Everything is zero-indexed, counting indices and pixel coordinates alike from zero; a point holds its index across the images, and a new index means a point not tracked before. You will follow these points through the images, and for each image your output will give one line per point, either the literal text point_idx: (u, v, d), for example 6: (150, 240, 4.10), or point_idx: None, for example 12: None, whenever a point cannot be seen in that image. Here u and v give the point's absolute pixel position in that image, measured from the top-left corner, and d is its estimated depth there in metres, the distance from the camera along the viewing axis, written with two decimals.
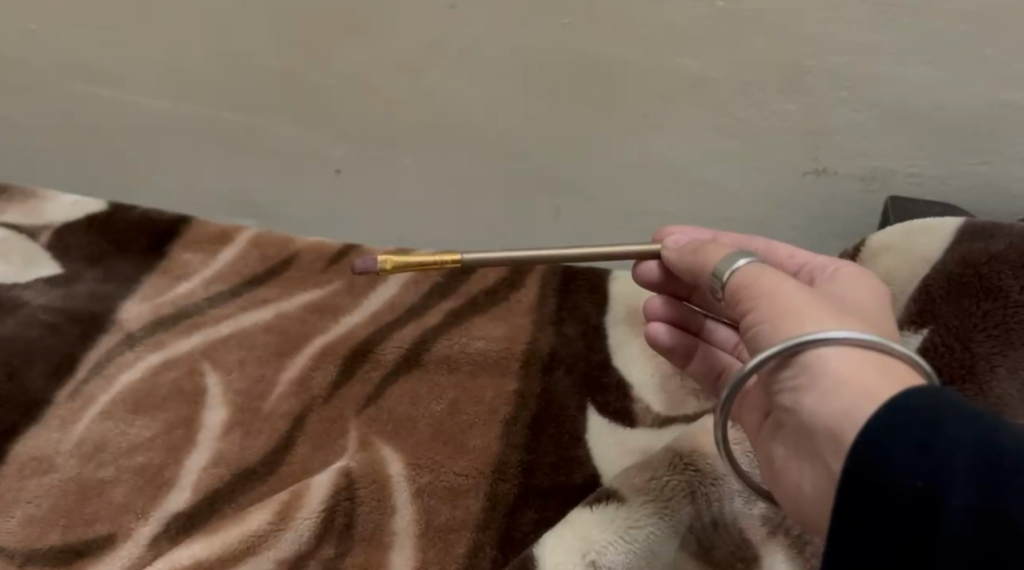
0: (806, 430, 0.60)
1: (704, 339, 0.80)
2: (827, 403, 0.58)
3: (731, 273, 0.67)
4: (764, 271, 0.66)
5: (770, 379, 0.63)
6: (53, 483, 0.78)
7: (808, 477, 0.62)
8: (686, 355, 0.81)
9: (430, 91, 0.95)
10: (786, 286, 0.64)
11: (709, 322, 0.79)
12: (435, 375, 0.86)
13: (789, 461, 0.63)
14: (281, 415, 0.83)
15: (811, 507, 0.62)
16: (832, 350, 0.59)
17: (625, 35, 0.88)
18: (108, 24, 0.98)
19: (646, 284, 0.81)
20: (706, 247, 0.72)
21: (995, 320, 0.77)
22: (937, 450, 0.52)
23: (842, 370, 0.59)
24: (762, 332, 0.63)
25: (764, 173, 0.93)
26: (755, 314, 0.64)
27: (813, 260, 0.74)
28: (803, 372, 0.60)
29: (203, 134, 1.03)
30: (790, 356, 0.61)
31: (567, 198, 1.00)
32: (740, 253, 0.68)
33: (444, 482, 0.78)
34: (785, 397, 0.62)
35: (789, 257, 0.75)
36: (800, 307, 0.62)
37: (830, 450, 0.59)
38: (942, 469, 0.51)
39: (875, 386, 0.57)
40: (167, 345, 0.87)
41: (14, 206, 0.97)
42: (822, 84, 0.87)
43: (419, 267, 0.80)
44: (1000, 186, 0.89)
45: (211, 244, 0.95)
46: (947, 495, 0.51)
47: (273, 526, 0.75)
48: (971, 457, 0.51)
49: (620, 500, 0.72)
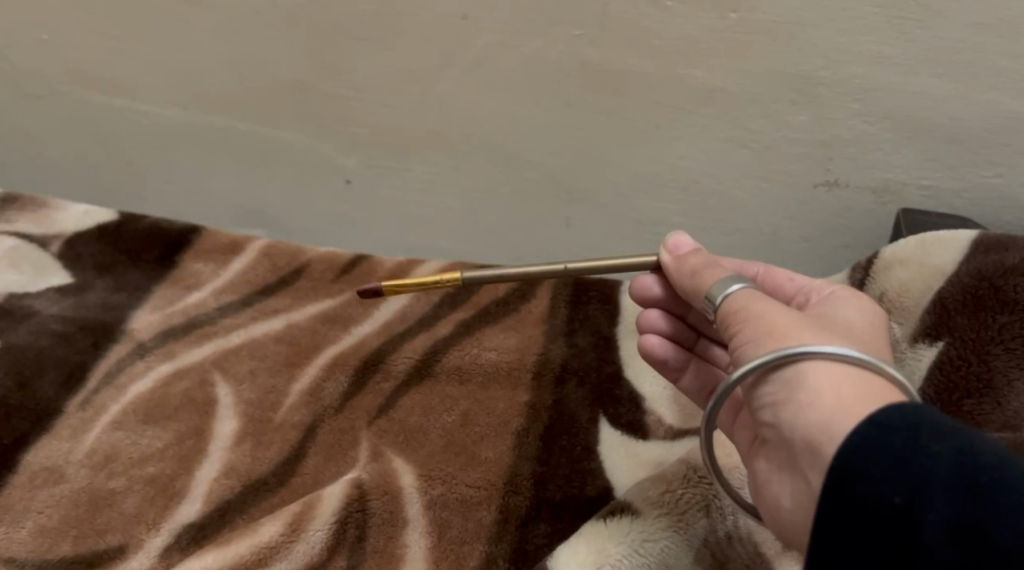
0: (786, 444, 0.61)
1: (699, 356, 0.80)
2: (803, 418, 0.59)
3: (725, 296, 0.67)
4: (753, 294, 0.66)
5: (751, 395, 0.64)
6: (62, 494, 0.78)
7: (789, 492, 0.62)
8: (679, 369, 0.80)
9: (442, 101, 0.95)
10: (772, 308, 0.64)
11: (703, 340, 0.80)
12: (446, 385, 0.85)
13: (771, 476, 0.64)
14: (292, 425, 0.82)
15: (790, 522, 0.62)
16: (810, 365, 0.60)
17: (637, 46, 0.87)
18: (120, 34, 0.98)
19: (642, 302, 0.82)
20: (702, 269, 0.72)
21: (1013, 333, 0.76)
22: (915, 465, 0.53)
23: (821, 383, 0.59)
24: (745, 354, 0.63)
25: (775, 185, 0.93)
26: (741, 335, 0.64)
27: (811, 283, 0.73)
28: (781, 388, 0.61)
29: (215, 143, 1.03)
30: (769, 372, 0.62)
31: (578, 209, 1.00)
32: (733, 278, 0.68)
33: (456, 493, 0.78)
34: (764, 411, 0.63)
35: (788, 280, 0.75)
36: (784, 327, 0.63)
37: (809, 464, 0.59)
38: (922, 484, 0.52)
39: (850, 400, 0.58)
40: (177, 355, 0.87)
41: (26, 216, 0.97)
42: (834, 97, 0.87)
43: (420, 287, 0.81)
44: (1013, 198, 0.89)
45: (223, 253, 0.95)
46: (925, 510, 0.52)
47: (285, 537, 0.74)
48: (949, 472, 0.52)
49: (635, 513, 0.72)
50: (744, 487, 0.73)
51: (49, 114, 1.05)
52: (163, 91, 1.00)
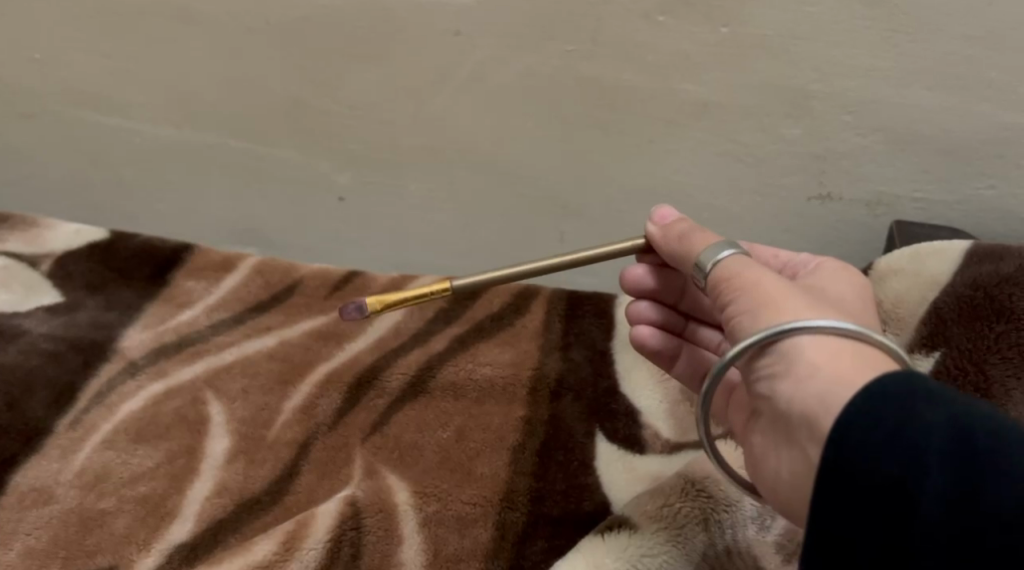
0: (783, 418, 0.61)
1: (688, 340, 0.81)
2: (801, 389, 0.59)
3: (716, 264, 0.68)
4: (745, 262, 0.67)
5: (746, 369, 0.64)
6: (51, 515, 0.77)
7: (786, 465, 0.62)
8: (671, 357, 0.81)
9: (435, 117, 0.94)
10: (766, 277, 0.65)
11: (691, 323, 0.81)
12: (441, 401, 0.84)
13: (767, 452, 0.64)
14: (284, 443, 0.82)
15: (788, 494, 0.62)
16: (807, 340, 0.60)
17: (631, 61, 0.87)
18: (112, 53, 0.97)
19: (631, 289, 0.82)
20: (694, 238, 0.72)
21: (1009, 342, 0.76)
22: (912, 433, 0.53)
23: (818, 356, 0.59)
24: (742, 325, 0.64)
25: (768, 198, 0.93)
26: (736, 305, 0.65)
27: (796, 258, 0.75)
28: (779, 361, 0.61)
29: (206, 160, 1.03)
30: (766, 345, 0.61)
31: (571, 224, 0.99)
32: (726, 244, 0.69)
33: (452, 510, 0.77)
34: (761, 385, 0.62)
35: (773, 257, 0.76)
36: (778, 298, 0.63)
37: (808, 436, 0.59)
38: (918, 452, 0.53)
39: (848, 371, 0.58)
40: (169, 374, 0.86)
41: (16, 235, 0.96)
42: (828, 110, 0.86)
43: (414, 302, 0.79)
44: (1005, 210, 0.89)
45: (214, 270, 0.94)
46: (922, 478, 0.52)
47: (279, 556, 0.73)
48: (946, 440, 0.53)
49: (633, 527, 0.71)
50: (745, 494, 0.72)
51: (38, 132, 1.04)
52: (155, 108, 1.00)
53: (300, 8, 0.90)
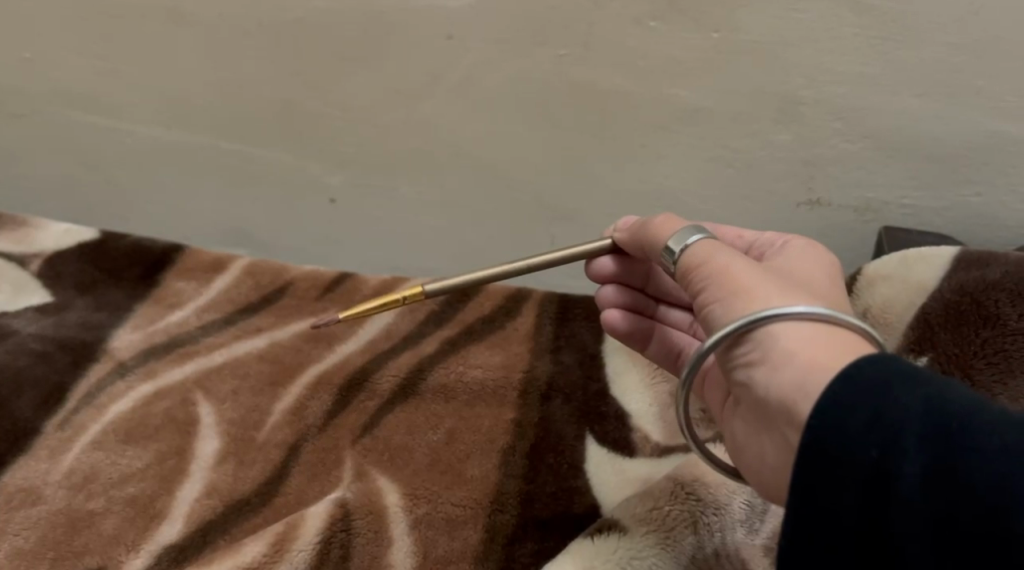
0: (763, 406, 0.61)
1: (659, 322, 0.81)
2: (778, 376, 0.59)
3: (685, 249, 0.69)
4: (712, 246, 0.68)
5: (723, 357, 0.64)
6: (40, 516, 0.76)
7: (768, 450, 0.62)
8: (643, 338, 0.81)
9: (427, 119, 0.95)
10: (735, 262, 0.65)
11: (662, 306, 0.81)
12: (431, 404, 0.85)
13: (749, 438, 0.64)
14: (275, 444, 0.81)
15: (773, 479, 0.62)
16: (781, 327, 0.60)
17: (623, 66, 0.87)
18: (103, 53, 0.97)
19: (601, 279, 0.83)
20: (658, 226, 0.73)
21: (995, 347, 0.77)
22: (889, 419, 0.53)
23: (793, 343, 0.60)
24: (716, 313, 0.64)
25: (758, 203, 0.93)
26: (708, 293, 0.65)
27: (761, 238, 0.75)
28: (755, 349, 0.61)
29: (197, 161, 1.02)
30: (741, 334, 0.62)
31: (562, 227, 1.00)
32: (692, 231, 0.70)
33: (441, 512, 0.77)
34: (739, 373, 0.62)
35: (737, 237, 0.76)
36: (749, 284, 0.64)
37: (787, 422, 0.59)
38: (896, 437, 0.52)
39: (823, 356, 0.58)
40: (159, 375, 0.86)
41: (6, 234, 0.96)
42: (817, 116, 0.87)
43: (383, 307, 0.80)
44: (992, 216, 0.89)
45: (206, 271, 0.94)
46: (900, 463, 0.52)
47: (269, 558, 0.73)
48: (923, 424, 0.52)
49: (622, 530, 0.72)
50: (733, 500, 0.73)
51: (29, 132, 1.04)
52: (146, 109, 1.00)
53: (293, 11, 0.90)
